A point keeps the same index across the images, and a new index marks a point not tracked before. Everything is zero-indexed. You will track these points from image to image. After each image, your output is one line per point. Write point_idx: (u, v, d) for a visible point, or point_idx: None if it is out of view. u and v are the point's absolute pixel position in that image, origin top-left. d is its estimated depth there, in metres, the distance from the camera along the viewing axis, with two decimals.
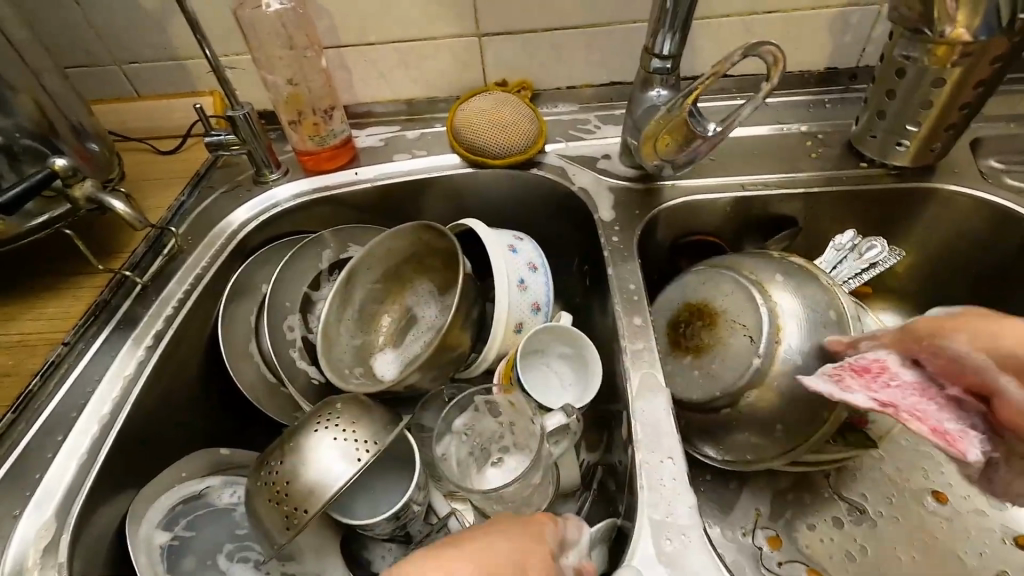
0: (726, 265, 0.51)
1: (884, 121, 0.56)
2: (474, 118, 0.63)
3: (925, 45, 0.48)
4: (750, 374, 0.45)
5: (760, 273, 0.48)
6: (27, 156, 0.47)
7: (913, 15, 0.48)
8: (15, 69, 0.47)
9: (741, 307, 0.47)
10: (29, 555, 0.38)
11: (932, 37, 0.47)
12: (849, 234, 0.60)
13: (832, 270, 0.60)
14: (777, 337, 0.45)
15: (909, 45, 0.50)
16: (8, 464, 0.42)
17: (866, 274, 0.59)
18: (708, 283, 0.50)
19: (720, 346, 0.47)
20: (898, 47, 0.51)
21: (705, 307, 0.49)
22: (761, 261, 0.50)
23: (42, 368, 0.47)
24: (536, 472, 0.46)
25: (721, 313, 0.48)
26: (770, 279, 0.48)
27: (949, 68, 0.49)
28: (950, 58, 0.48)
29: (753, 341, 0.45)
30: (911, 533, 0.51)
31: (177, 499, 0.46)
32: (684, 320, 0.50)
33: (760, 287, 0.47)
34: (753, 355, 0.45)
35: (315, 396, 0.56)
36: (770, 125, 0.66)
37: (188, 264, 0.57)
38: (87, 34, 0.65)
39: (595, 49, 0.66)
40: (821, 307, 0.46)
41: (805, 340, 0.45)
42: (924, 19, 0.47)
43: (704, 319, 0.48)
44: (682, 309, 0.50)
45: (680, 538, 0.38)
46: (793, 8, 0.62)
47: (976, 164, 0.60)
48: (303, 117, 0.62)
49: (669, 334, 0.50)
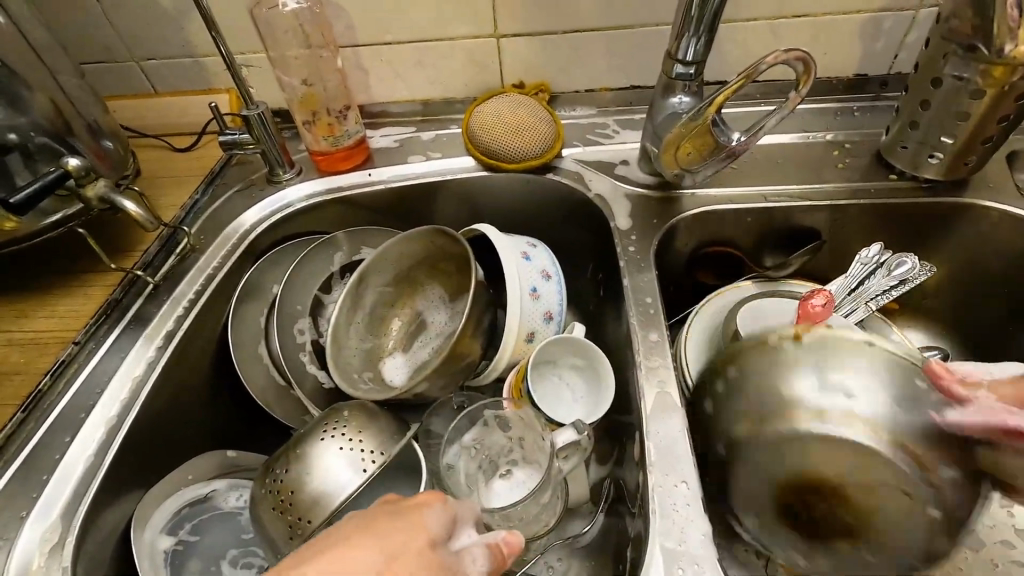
0: (765, 424, 0.40)
1: (916, 132, 0.54)
2: (491, 120, 0.62)
3: (978, 64, 0.46)
4: (936, 523, 0.38)
5: (810, 400, 0.38)
6: (42, 154, 0.47)
7: (964, 28, 0.45)
8: (31, 66, 0.47)
9: (856, 466, 0.38)
10: (34, 558, 0.38)
11: (986, 56, 0.45)
12: (877, 247, 0.56)
13: (857, 287, 0.56)
14: (925, 470, 0.37)
15: (961, 65, 0.47)
16: (17, 463, 0.42)
17: (894, 292, 0.55)
18: (783, 467, 0.39)
19: (870, 511, 0.39)
20: (948, 65, 0.48)
21: (819, 485, 0.39)
22: (794, 376, 0.39)
23: (53, 366, 0.47)
24: (544, 491, 0.45)
25: (841, 483, 0.39)
26: (829, 407, 0.38)
27: (1000, 90, 0.47)
28: (1007, 80, 0.46)
29: (910, 494, 0.37)
30: None
31: (183, 502, 0.46)
32: (797, 497, 0.40)
33: (841, 424, 0.37)
34: (927, 507, 0.37)
35: (324, 401, 0.55)
36: (795, 133, 0.64)
37: (200, 264, 0.56)
38: (105, 30, 0.65)
39: (615, 52, 0.65)
40: (910, 386, 0.38)
41: (942, 455, 0.37)
42: (977, 35, 0.45)
43: (782, 416, 0.39)
44: (779, 502, 0.41)
45: (693, 568, 0.37)
46: (823, 13, 0.60)
47: (1012, 179, 0.57)
48: (318, 117, 0.62)
49: (779, 509, 0.41)
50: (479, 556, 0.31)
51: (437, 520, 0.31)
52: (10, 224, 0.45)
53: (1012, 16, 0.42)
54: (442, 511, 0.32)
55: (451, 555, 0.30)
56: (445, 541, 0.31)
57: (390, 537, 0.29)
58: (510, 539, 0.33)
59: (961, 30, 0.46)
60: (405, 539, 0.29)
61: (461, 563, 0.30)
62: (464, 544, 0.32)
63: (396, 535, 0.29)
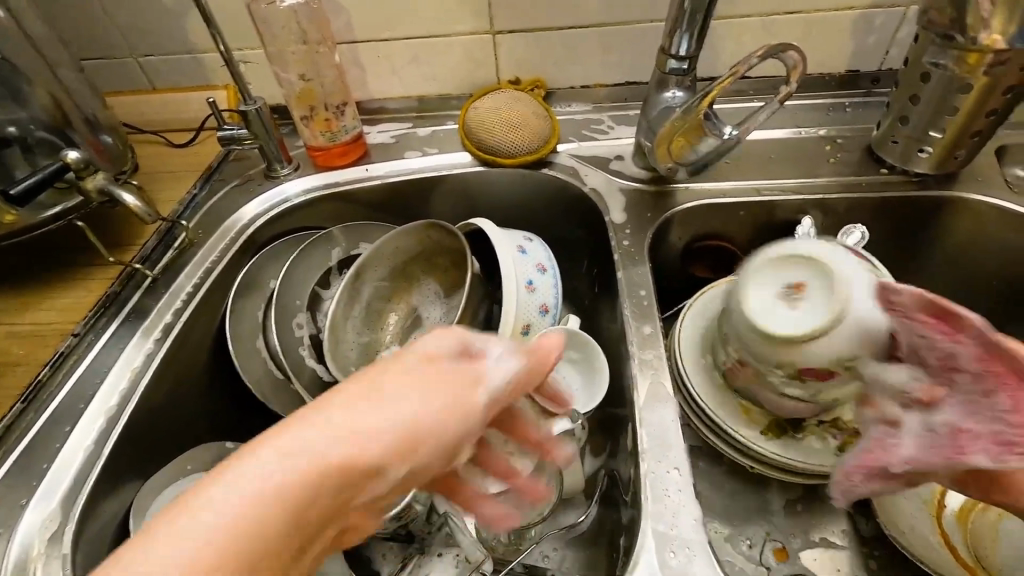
0: None
1: (906, 127, 0.55)
2: (486, 115, 0.62)
3: (954, 52, 0.47)
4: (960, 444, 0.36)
5: None
6: (41, 148, 0.48)
7: (946, 20, 0.46)
8: (32, 61, 0.48)
9: None
10: (34, 545, 0.38)
11: (963, 44, 0.46)
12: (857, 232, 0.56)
13: None
14: None
15: (938, 53, 0.48)
16: (17, 453, 0.42)
17: None
18: None
19: None
20: (927, 54, 0.49)
21: None
22: None
23: (53, 358, 0.47)
24: (541, 479, 0.46)
25: None
26: None
27: (975, 77, 0.47)
28: (981, 67, 0.46)
29: None
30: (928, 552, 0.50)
31: (178, 491, 0.46)
32: None
33: None
34: None
35: (322, 393, 0.56)
36: (787, 129, 0.65)
37: (198, 258, 0.57)
38: (103, 26, 0.65)
39: (610, 49, 0.66)
40: None
41: None
42: (955, 25, 0.46)
43: None
44: None
45: (683, 551, 0.37)
46: (815, 9, 0.60)
47: (1001, 172, 0.58)
48: (315, 112, 0.62)
49: None
50: (494, 378, 0.31)
51: (450, 345, 0.31)
52: (8, 216, 0.46)
53: (986, 6, 0.44)
54: (453, 336, 0.32)
55: (476, 369, 0.31)
56: (466, 354, 0.31)
57: (371, 381, 0.28)
58: (541, 345, 0.34)
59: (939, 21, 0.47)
60: (385, 380, 0.28)
61: (463, 379, 0.30)
62: (460, 367, 0.31)
63: (398, 383, 0.28)
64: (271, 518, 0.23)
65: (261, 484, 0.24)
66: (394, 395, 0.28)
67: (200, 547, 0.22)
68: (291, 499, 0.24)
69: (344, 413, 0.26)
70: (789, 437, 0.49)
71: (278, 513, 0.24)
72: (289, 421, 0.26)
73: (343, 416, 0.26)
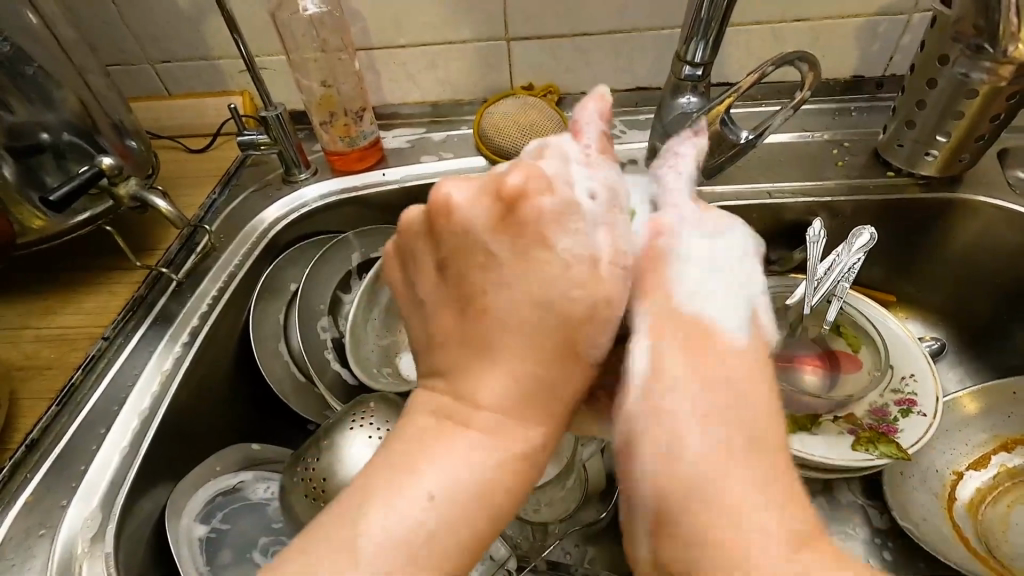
0: None
1: (913, 131, 0.57)
2: (501, 121, 0.64)
3: (986, 64, 0.48)
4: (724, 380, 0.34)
5: None
6: (72, 153, 0.49)
7: (974, 32, 0.47)
8: (64, 68, 0.49)
9: None
10: (77, 544, 0.39)
11: (994, 55, 0.47)
12: (864, 232, 0.55)
13: (828, 266, 0.56)
14: None
15: (967, 63, 0.49)
16: (54, 455, 0.44)
17: (855, 269, 0.55)
18: None
19: None
20: (955, 63, 0.50)
21: None
22: None
23: (85, 361, 0.48)
24: (569, 476, 0.48)
25: None
26: None
27: (998, 84, 0.49)
28: (1006, 77, 0.48)
29: None
30: (946, 549, 0.50)
31: (215, 491, 0.47)
32: None
33: None
34: None
35: (345, 395, 0.55)
36: (795, 133, 0.67)
37: (222, 262, 0.57)
38: (123, 33, 0.66)
39: (622, 55, 0.67)
40: None
41: None
42: (986, 35, 0.46)
43: None
44: None
45: None
46: (821, 16, 0.62)
47: (1003, 175, 0.60)
48: (335, 117, 0.63)
49: None
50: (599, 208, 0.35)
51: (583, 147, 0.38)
52: (39, 222, 0.49)
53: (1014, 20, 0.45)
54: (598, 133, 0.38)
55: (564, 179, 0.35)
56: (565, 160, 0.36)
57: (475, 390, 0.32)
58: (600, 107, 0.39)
59: (967, 31, 0.48)
60: (510, 355, 0.32)
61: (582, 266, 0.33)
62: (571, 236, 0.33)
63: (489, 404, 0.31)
64: (446, 521, 0.28)
65: (434, 487, 0.29)
66: (520, 373, 0.32)
67: (419, 514, 0.28)
68: (479, 490, 0.29)
69: (431, 471, 0.29)
70: (806, 432, 0.51)
71: (461, 510, 0.29)
72: (431, 435, 0.31)
73: (462, 438, 0.30)
